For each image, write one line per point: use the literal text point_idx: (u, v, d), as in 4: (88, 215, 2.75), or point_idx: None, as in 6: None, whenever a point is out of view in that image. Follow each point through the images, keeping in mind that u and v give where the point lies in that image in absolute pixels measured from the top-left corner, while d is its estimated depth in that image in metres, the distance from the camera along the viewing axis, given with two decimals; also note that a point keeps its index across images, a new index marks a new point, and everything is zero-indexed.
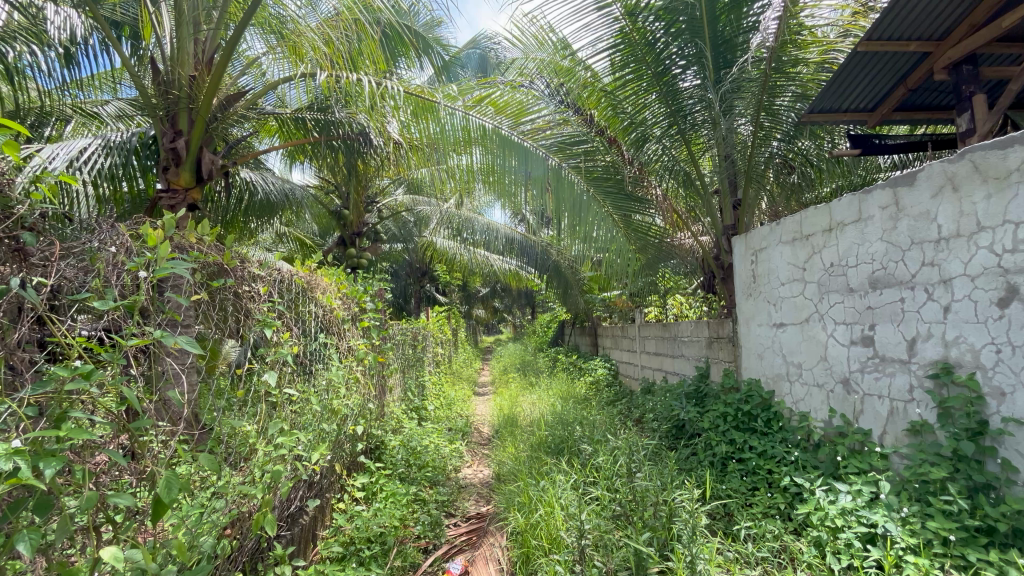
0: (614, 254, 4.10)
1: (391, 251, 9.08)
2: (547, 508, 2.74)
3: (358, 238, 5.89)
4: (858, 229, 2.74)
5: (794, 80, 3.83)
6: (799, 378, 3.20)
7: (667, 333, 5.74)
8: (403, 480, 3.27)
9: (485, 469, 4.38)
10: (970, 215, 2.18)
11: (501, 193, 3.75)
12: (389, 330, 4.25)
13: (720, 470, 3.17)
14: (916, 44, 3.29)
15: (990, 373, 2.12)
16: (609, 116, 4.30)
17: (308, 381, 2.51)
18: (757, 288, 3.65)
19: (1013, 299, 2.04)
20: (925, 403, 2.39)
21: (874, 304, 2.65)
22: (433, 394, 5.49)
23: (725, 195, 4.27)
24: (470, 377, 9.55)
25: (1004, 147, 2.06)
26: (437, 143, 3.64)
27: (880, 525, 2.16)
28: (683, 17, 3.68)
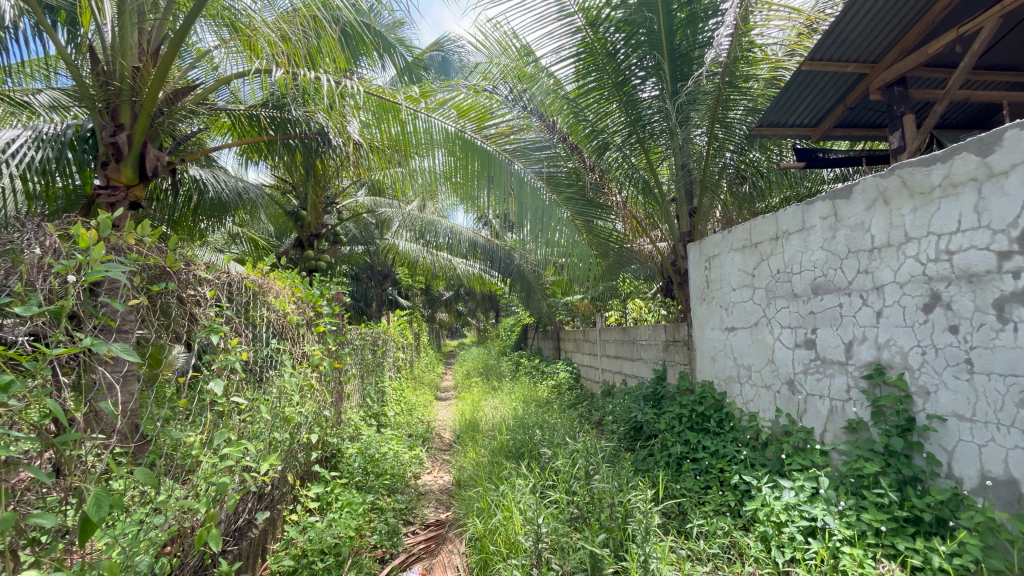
0: (577, 258, 4.16)
1: (352, 252, 8.87)
2: (506, 513, 2.75)
3: (317, 240, 5.70)
4: (802, 238, 2.89)
5: (746, 95, 4.00)
6: (749, 379, 3.34)
7: (626, 336, 5.88)
8: (361, 489, 3.19)
9: (445, 475, 4.34)
10: (899, 227, 2.34)
11: (464, 196, 3.73)
12: (347, 335, 4.14)
13: (675, 470, 3.27)
14: (853, 65, 3.51)
15: (917, 374, 2.28)
16: (571, 123, 4.37)
17: (259, 388, 2.42)
18: (710, 293, 3.80)
19: (936, 305, 2.19)
20: (860, 402, 2.55)
21: (815, 309, 2.80)
22: (393, 400, 5.39)
23: (681, 203, 4.43)
24: (433, 382, 9.43)
25: (928, 164, 2.22)
26: (398, 145, 3.60)
27: (819, 518, 2.28)
28: (642, 30, 3.83)
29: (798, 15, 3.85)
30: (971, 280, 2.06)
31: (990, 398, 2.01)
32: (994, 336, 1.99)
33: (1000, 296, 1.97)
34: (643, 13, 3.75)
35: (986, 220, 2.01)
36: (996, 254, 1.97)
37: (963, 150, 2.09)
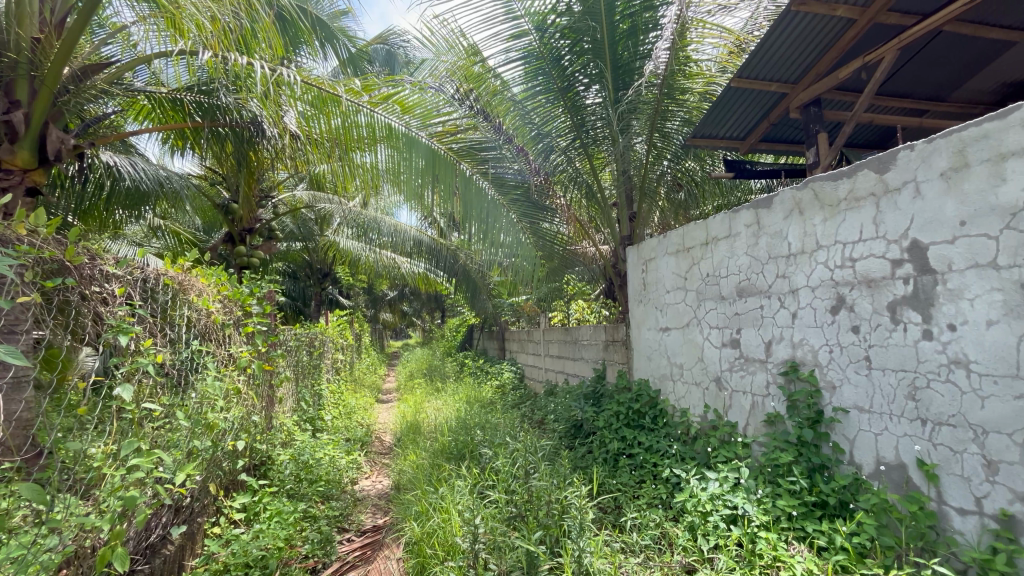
0: (523, 259, 4.08)
1: (288, 249, 8.45)
2: (444, 515, 2.72)
3: (249, 235, 5.29)
4: (729, 244, 3.09)
5: (683, 106, 4.20)
6: (681, 377, 3.52)
7: (568, 337, 6.00)
8: (294, 497, 3.05)
9: (384, 479, 4.23)
10: (811, 235, 2.55)
11: (408, 193, 3.64)
12: (280, 336, 3.95)
13: (612, 466, 3.37)
14: (776, 84, 3.77)
15: (826, 370, 2.49)
16: (517, 125, 4.41)
17: (177, 394, 2.25)
18: (647, 295, 3.97)
19: (841, 307, 2.41)
20: (777, 397, 2.75)
21: (740, 310, 3.00)
22: (331, 403, 5.19)
23: (622, 208, 4.59)
24: (374, 384, 9.17)
25: (836, 179, 2.44)
26: (338, 139, 3.48)
27: (740, 506, 2.43)
28: (586, 39, 3.95)
29: (729, 35, 4.09)
30: (870, 285, 2.27)
31: (884, 391, 2.22)
32: (888, 335, 2.20)
33: (893, 299, 2.18)
34: (587, 22, 3.86)
35: (883, 231, 2.22)
36: (890, 261, 2.18)
37: (864, 167, 2.30)
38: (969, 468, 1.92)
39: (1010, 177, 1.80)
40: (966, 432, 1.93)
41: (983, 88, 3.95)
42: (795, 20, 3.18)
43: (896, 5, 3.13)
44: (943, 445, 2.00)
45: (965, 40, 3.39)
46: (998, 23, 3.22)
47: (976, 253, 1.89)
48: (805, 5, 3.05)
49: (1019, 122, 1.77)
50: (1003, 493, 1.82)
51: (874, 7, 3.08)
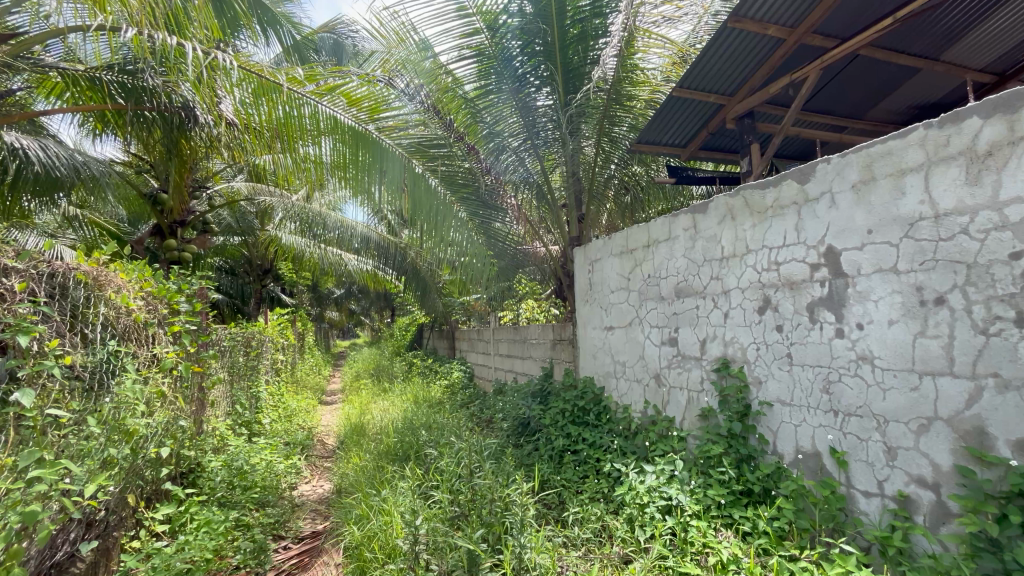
0: (474, 258, 4.07)
1: (225, 244, 8.00)
2: (386, 517, 2.68)
3: (181, 228, 4.94)
4: (668, 247, 3.24)
5: (630, 113, 4.33)
6: (624, 374, 3.65)
7: (518, 336, 6.06)
8: (226, 505, 2.90)
9: (325, 483, 4.10)
10: (741, 240, 2.72)
11: (354, 189, 3.51)
12: (213, 334, 3.74)
13: (557, 462, 3.44)
14: (714, 96, 3.96)
15: (753, 366, 2.65)
16: (468, 124, 4.38)
17: (88, 399, 2.09)
18: (593, 294, 4.09)
19: (767, 307, 2.58)
20: (710, 392, 2.91)
21: (678, 310, 3.15)
22: (269, 406, 4.97)
23: (571, 210, 4.70)
24: (318, 386, 8.84)
25: (764, 187, 2.61)
26: (279, 130, 3.32)
27: (674, 497, 2.55)
28: (537, 41, 4.03)
29: (673, 46, 4.21)
30: (792, 287, 2.45)
31: (803, 385, 2.40)
32: (807, 333, 2.38)
33: (811, 300, 2.36)
34: (538, 24, 3.95)
35: (804, 237, 2.39)
36: (809, 265, 2.36)
37: (788, 178, 2.48)
38: (873, 454, 2.10)
39: (909, 191, 1.99)
40: (871, 421, 2.12)
41: (895, 109, 4.33)
42: (731, 36, 3.36)
43: (820, 29, 3.37)
44: (852, 434, 2.18)
45: (879, 64, 3.70)
46: (907, 50, 3.54)
47: (880, 259, 2.08)
48: (740, 22, 3.23)
49: (917, 140, 1.96)
50: (900, 476, 2.01)
51: (800, 29, 3.31)
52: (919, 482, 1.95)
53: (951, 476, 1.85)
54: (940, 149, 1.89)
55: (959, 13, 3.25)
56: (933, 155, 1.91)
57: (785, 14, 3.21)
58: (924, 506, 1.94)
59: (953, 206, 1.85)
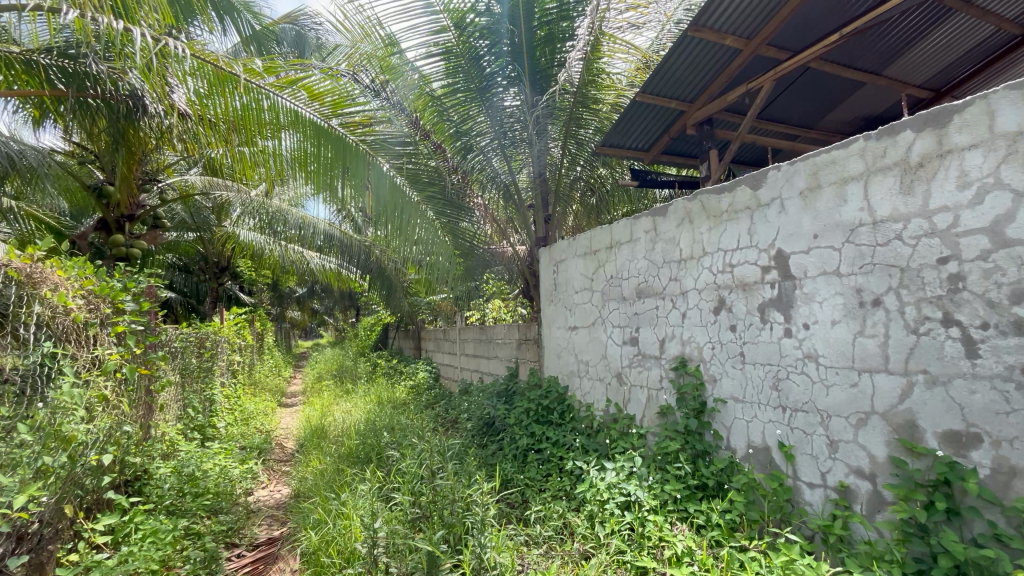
0: (440, 257, 4.06)
1: (179, 241, 7.65)
2: (345, 520, 2.64)
3: (129, 223, 4.66)
4: (630, 248, 3.32)
5: (596, 116, 4.38)
6: (587, 373, 3.72)
7: (483, 336, 6.07)
8: (175, 513, 2.78)
9: (283, 488, 3.98)
10: (699, 242, 2.81)
11: (317, 185, 3.39)
12: (162, 335, 3.57)
13: (521, 461, 3.47)
14: (675, 102, 4.08)
15: (709, 364, 2.75)
16: (435, 122, 4.39)
17: (19, 405, 1.95)
18: (558, 294, 4.15)
19: (721, 308, 2.68)
20: (669, 390, 2.99)
21: (639, 310, 3.23)
22: (224, 409, 4.78)
23: (538, 210, 4.75)
24: (278, 388, 8.58)
25: (719, 192, 2.70)
26: (237, 123, 3.14)
27: (633, 493, 2.61)
28: (505, 41, 4.05)
29: (636, 52, 4.20)
30: (745, 288, 2.55)
31: (754, 382, 2.50)
32: (759, 333, 2.48)
33: (762, 302, 2.46)
34: (504, 24, 3.98)
35: (755, 240, 2.50)
36: (761, 268, 2.47)
37: (741, 183, 2.58)
38: (817, 447, 2.22)
39: (850, 198, 2.11)
40: (815, 416, 2.23)
41: (842, 120, 4.58)
42: (691, 44, 3.47)
43: (774, 41, 3.52)
44: (798, 428, 2.30)
45: (829, 77, 3.90)
46: (853, 64, 3.75)
47: (825, 262, 2.19)
48: (700, 31, 3.33)
49: (857, 151, 2.08)
50: (841, 468, 2.12)
51: (756, 40, 3.44)
52: (858, 473, 2.06)
53: (886, 466, 1.97)
54: (878, 159, 2.01)
55: (900, 32, 3.46)
56: (871, 165, 2.03)
57: (741, 25, 3.33)
58: (862, 495, 2.05)
59: (889, 213, 1.98)
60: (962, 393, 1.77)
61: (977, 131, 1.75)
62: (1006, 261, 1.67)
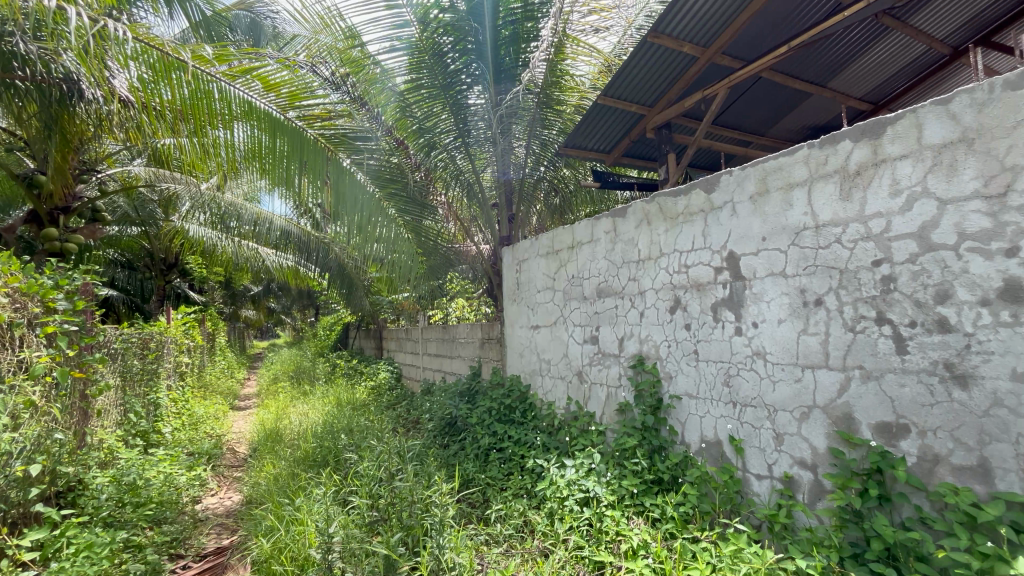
0: (402, 254, 3.98)
1: (121, 235, 7.21)
2: (299, 526, 2.57)
3: (64, 216, 4.34)
4: (591, 248, 3.37)
5: (559, 117, 4.43)
6: (549, 372, 3.76)
7: (446, 335, 6.03)
8: (114, 525, 2.61)
9: (234, 495, 3.82)
10: (657, 243, 2.89)
11: (272, 180, 3.26)
12: (100, 335, 3.36)
13: (483, 460, 3.47)
14: (636, 107, 4.16)
15: (665, 362, 2.83)
16: (398, 118, 4.31)
17: None
18: (520, 294, 4.17)
19: (677, 307, 2.76)
20: (627, 387, 3.06)
21: (599, 310, 3.29)
22: (171, 413, 4.54)
23: (502, 210, 4.77)
24: (230, 390, 8.23)
25: (676, 195, 2.79)
26: (184, 112, 2.95)
27: (592, 489, 2.64)
28: (469, 39, 4.03)
29: (598, 55, 4.24)
30: (698, 288, 2.64)
31: (707, 379, 2.59)
32: (711, 331, 2.57)
33: (715, 301, 2.56)
34: (469, 22, 3.97)
35: (709, 242, 2.59)
36: (713, 268, 2.56)
37: (696, 187, 2.67)
38: (764, 440, 2.32)
39: (796, 203, 2.22)
40: (763, 411, 2.33)
41: (791, 128, 4.81)
42: (651, 50, 3.55)
43: (728, 50, 3.65)
44: (748, 423, 2.40)
45: (779, 87, 4.09)
46: (802, 76, 3.94)
47: (773, 264, 2.30)
48: (659, 37, 3.42)
49: (802, 158, 2.19)
50: (786, 459, 2.23)
51: (711, 48, 3.56)
52: (801, 463, 2.17)
53: (825, 457, 2.09)
54: (821, 167, 2.12)
55: (843, 46, 3.67)
56: (814, 172, 2.15)
57: (698, 33, 3.44)
58: (804, 485, 2.16)
59: (830, 218, 2.09)
60: (893, 387, 1.89)
61: (907, 142, 1.87)
62: (931, 264, 1.79)
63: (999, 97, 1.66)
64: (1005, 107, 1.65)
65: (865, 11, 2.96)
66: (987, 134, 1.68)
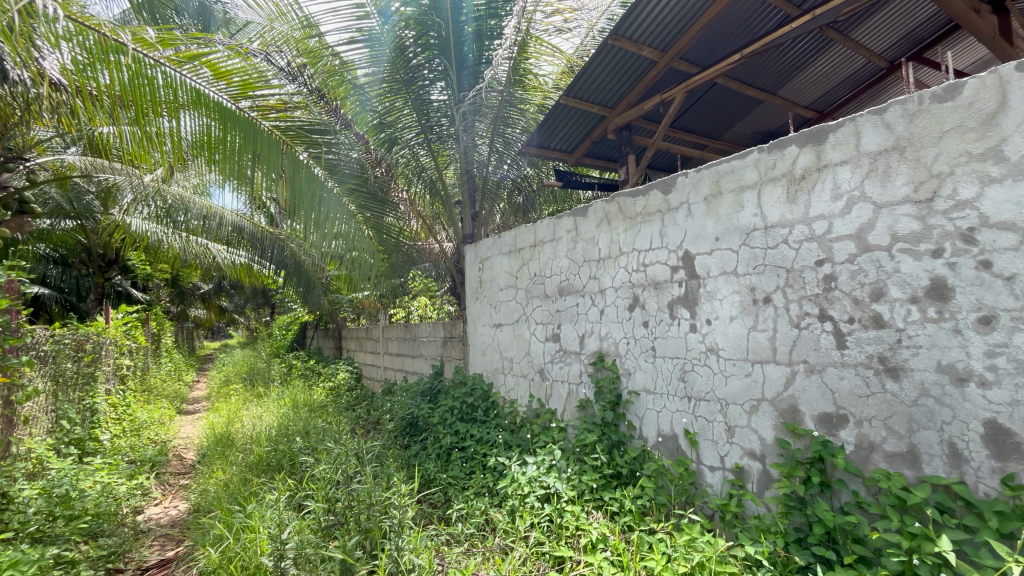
0: (362, 252, 3.89)
1: (53, 229, 6.71)
2: (250, 534, 2.47)
3: None
4: (553, 247, 3.41)
5: (523, 116, 4.42)
6: (511, 370, 3.77)
7: (408, 334, 5.94)
8: (43, 541, 2.44)
9: (181, 504, 3.63)
10: (617, 242, 2.94)
11: (223, 174, 3.08)
12: (27, 337, 3.11)
13: (445, 460, 3.44)
14: (597, 108, 4.22)
15: (624, 359, 2.89)
16: (357, 112, 4.19)
17: None
18: (483, 292, 4.17)
19: (636, 305, 2.82)
20: (587, 383, 3.11)
21: (561, 308, 3.33)
22: (110, 420, 4.26)
23: (465, 207, 4.75)
24: (177, 393, 7.81)
25: (634, 196, 2.85)
26: (123, 98, 2.70)
27: (552, 485, 2.67)
28: (433, 34, 3.97)
29: (562, 56, 4.26)
30: (656, 286, 2.71)
31: (663, 374, 2.67)
32: (668, 328, 2.65)
33: (672, 299, 2.63)
34: (433, 17, 3.90)
35: (666, 241, 2.66)
36: (670, 268, 2.64)
37: (654, 188, 2.74)
38: (717, 433, 2.41)
39: (746, 205, 2.31)
40: (716, 405, 2.42)
41: (744, 133, 5.02)
42: (612, 52, 3.60)
43: (685, 56, 3.76)
44: (702, 416, 2.48)
45: (733, 93, 4.25)
46: (753, 83, 4.11)
47: (725, 263, 2.39)
48: (619, 40, 3.47)
49: (752, 162, 2.29)
50: (736, 451, 2.33)
51: (670, 53, 3.65)
52: (750, 454, 2.27)
53: (772, 447, 2.19)
54: (769, 170, 2.22)
55: (792, 56, 3.85)
56: (763, 175, 2.24)
57: (656, 38, 3.52)
58: (754, 475, 2.26)
59: (777, 220, 2.19)
60: (834, 380, 2.00)
61: (847, 148, 1.98)
62: (868, 264, 1.91)
63: (927, 108, 1.79)
64: (933, 118, 1.77)
65: (811, 24, 3.11)
66: (916, 144, 1.81)
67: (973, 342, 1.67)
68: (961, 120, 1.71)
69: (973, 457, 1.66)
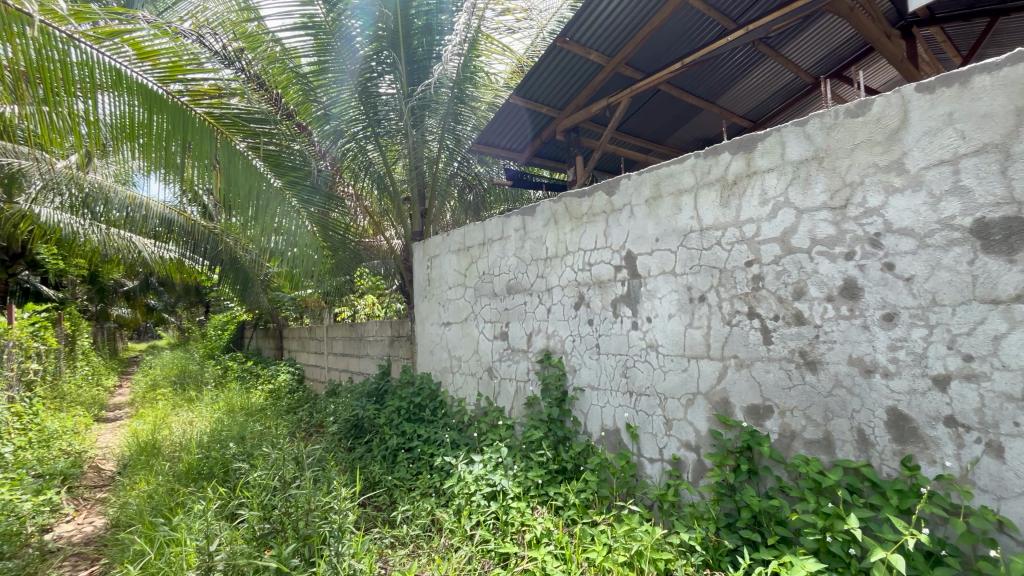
0: (305, 248, 3.74)
1: None
2: (175, 548, 2.32)
3: None
4: (501, 246, 3.42)
5: (473, 115, 4.39)
6: (459, 369, 3.75)
7: (354, 333, 5.76)
8: None
9: (98, 519, 3.34)
10: (563, 241, 2.99)
11: (148, 161, 2.84)
12: None
13: (390, 461, 3.38)
14: (546, 108, 4.29)
15: (570, 356, 2.95)
16: (300, 102, 4.01)
17: None
18: (431, 291, 4.12)
19: (581, 303, 2.89)
20: (535, 381, 3.15)
21: (509, 306, 3.34)
22: (13, 431, 3.87)
23: (414, 204, 4.68)
24: (96, 399, 7.18)
25: (581, 196, 2.91)
26: (30, 75, 2.37)
27: (498, 482, 2.69)
28: (382, 26, 3.83)
29: (510, 55, 4.21)
30: (600, 285, 2.78)
31: (607, 370, 2.75)
32: (612, 326, 2.73)
33: (615, 298, 2.71)
34: (382, 9, 3.77)
35: (610, 241, 2.74)
36: (614, 267, 2.71)
37: (599, 190, 2.81)
38: (656, 425, 2.51)
39: (684, 208, 2.42)
40: (655, 399, 2.52)
41: (685, 139, 5.24)
42: (561, 55, 3.66)
43: (631, 62, 3.88)
44: (642, 410, 2.58)
45: (675, 100, 4.43)
46: (693, 91, 4.31)
47: (664, 263, 2.49)
48: (567, 43, 3.53)
49: (689, 166, 2.39)
50: (674, 443, 2.43)
51: (616, 58, 3.75)
52: (686, 445, 2.38)
53: (706, 438, 2.31)
54: (705, 175, 2.34)
55: (729, 67, 4.06)
56: (700, 179, 2.36)
57: (603, 43, 3.61)
58: (689, 465, 2.37)
59: (712, 222, 2.31)
60: (761, 373, 2.14)
61: (774, 157, 2.12)
62: (791, 265, 2.05)
63: (842, 122, 1.94)
64: (846, 132, 1.93)
65: (744, 38, 3.29)
66: (833, 154, 1.96)
67: (878, 337, 1.83)
68: (869, 134, 1.87)
69: (878, 441, 1.82)
